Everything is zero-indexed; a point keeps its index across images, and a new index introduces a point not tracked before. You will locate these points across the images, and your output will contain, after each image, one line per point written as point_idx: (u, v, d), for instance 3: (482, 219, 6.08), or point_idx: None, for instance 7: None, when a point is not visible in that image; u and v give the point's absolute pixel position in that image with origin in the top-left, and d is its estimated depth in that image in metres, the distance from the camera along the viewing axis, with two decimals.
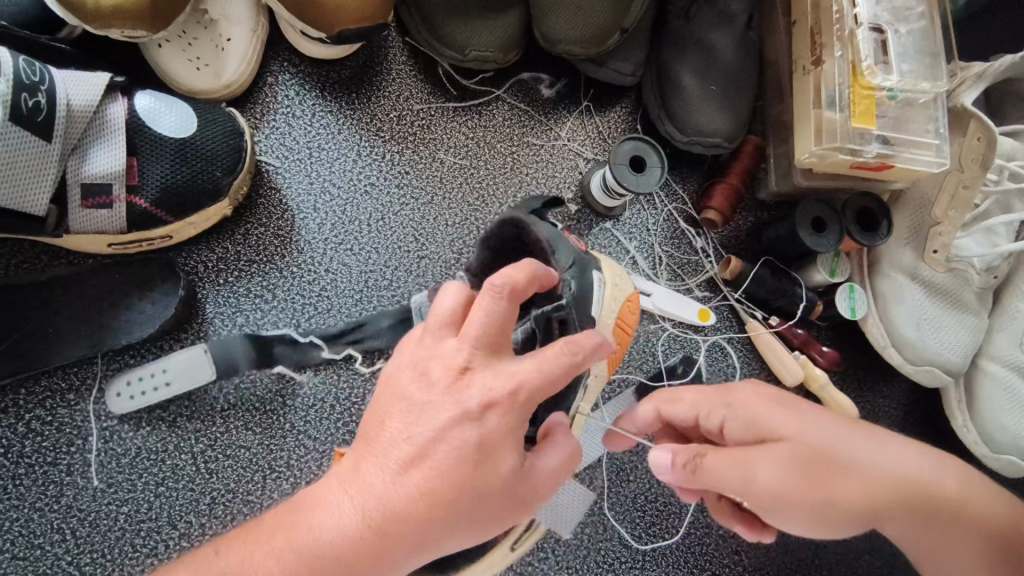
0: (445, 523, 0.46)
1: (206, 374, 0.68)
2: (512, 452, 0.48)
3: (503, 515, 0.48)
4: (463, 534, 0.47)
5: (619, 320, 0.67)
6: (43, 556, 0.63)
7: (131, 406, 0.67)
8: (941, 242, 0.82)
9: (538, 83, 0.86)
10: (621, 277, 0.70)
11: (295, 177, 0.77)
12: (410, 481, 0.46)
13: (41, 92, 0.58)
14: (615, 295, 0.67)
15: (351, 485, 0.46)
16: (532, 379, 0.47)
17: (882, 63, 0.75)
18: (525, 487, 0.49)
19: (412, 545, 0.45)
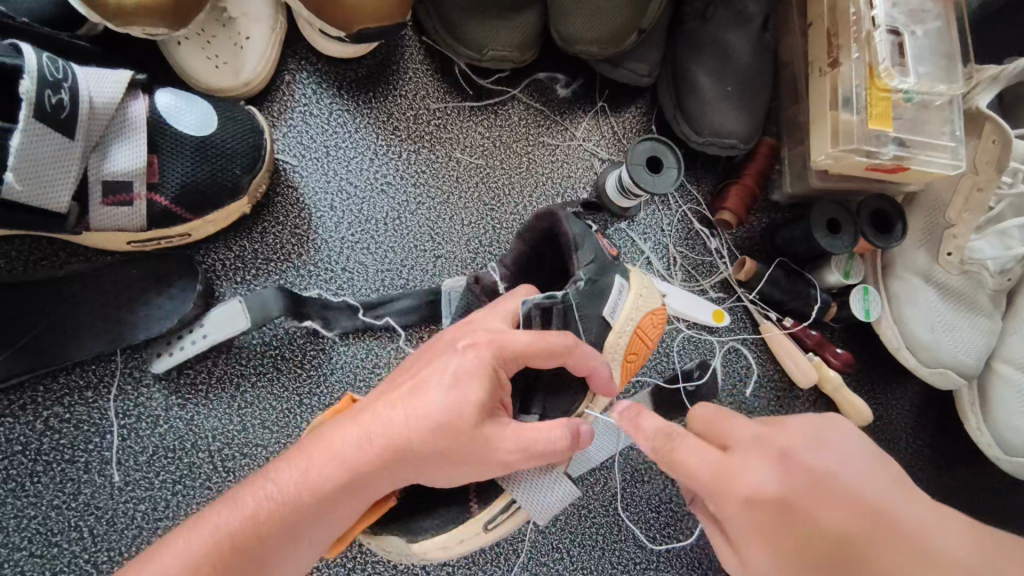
0: (423, 445, 0.49)
1: (241, 323, 0.68)
2: (487, 390, 0.51)
3: (480, 456, 0.49)
4: (441, 469, 0.49)
5: (637, 330, 0.62)
6: (61, 554, 0.63)
7: (173, 363, 0.68)
8: (956, 245, 0.82)
9: (554, 83, 0.86)
10: (648, 288, 0.65)
11: (312, 175, 0.77)
12: (396, 403, 0.51)
13: (63, 88, 0.57)
14: (639, 305, 0.63)
15: (360, 414, 0.51)
16: (515, 354, 0.53)
17: (898, 65, 0.75)
18: (500, 430, 0.50)
19: (393, 463, 0.49)
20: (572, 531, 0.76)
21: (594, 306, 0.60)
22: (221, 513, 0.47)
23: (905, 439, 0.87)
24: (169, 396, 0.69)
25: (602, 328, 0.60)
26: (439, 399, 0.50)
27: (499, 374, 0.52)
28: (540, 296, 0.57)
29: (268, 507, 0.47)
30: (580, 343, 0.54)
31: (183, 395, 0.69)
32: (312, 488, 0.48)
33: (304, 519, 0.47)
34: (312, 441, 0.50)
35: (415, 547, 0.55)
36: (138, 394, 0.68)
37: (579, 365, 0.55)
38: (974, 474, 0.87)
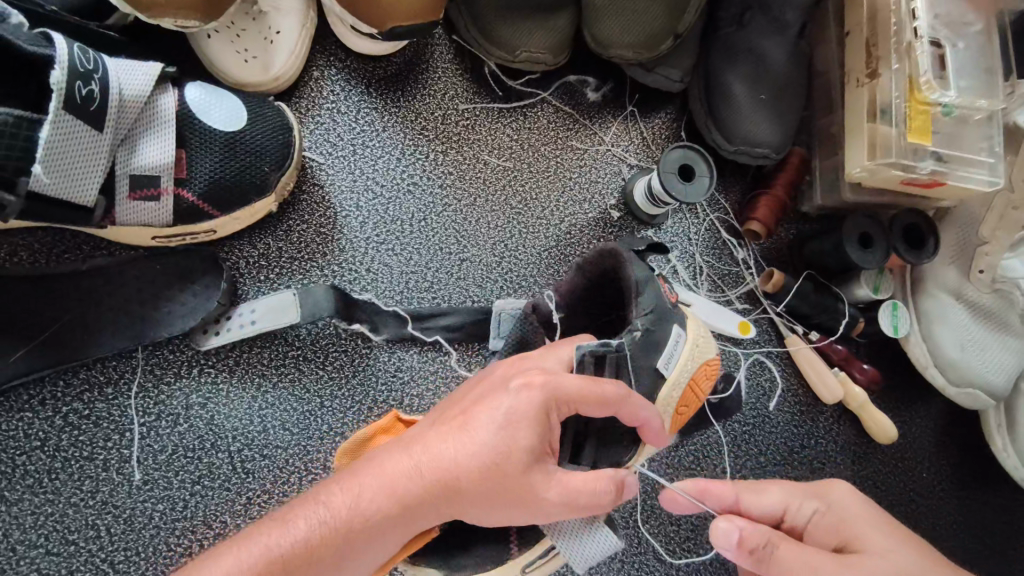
0: (472, 484, 0.48)
1: (291, 316, 0.69)
2: (539, 435, 0.49)
3: (527, 501, 0.48)
4: (486, 511, 0.48)
5: (690, 380, 0.62)
6: (77, 552, 0.62)
7: (216, 344, 0.68)
8: (987, 263, 0.81)
9: (584, 86, 0.85)
10: (703, 337, 0.64)
11: (338, 174, 0.76)
12: (447, 439, 0.49)
13: (94, 80, 0.56)
14: (695, 356, 0.61)
15: (409, 443, 0.50)
16: (569, 398, 0.51)
17: (939, 78, 0.73)
18: (547, 475, 0.49)
19: (441, 501, 0.48)
20: None
21: (649, 356, 0.58)
22: (265, 536, 0.47)
23: (929, 458, 0.86)
24: (190, 395, 0.68)
25: (654, 380, 0.59)
26: (491, 437, 0.49)
27: (551, 417, 0.50)
28: (596, 344, 0.56)
29: (316, 534, 0.46)
30: (630, 394, 0.52)
31: (204, 394, 0.68)
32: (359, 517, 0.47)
33: (347, 549, 0.46)
34: (362, 468, 0.49)
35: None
36: (159, 391, 0.67)
37: (630, 415, 0.53)
38: (997, 495, 0.86)
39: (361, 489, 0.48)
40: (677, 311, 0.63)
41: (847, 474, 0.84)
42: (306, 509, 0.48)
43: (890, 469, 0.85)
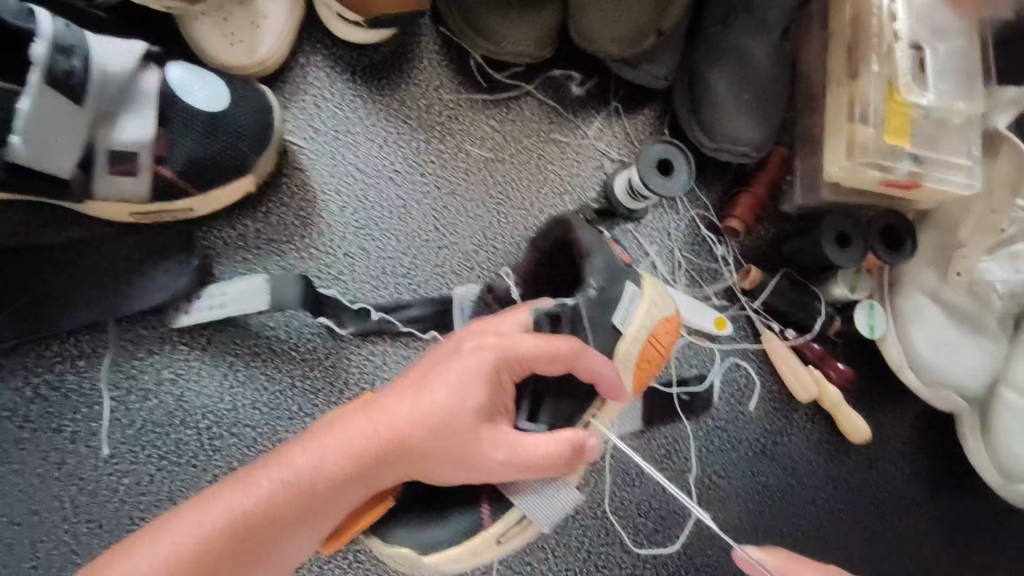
0: (427, 440, 0.51)
1: (260, 301, 0.68)
2: (489, 397, 0.54)
3: (477, 455, 0.52)
4: (439, 472, 0.52)
5: None
6: (41, 522, 0.64)
7: (186, 323, 0.68)
8: (965, 266, 0.80)
9: (569, 81, 0.85)
10: (642, 264, 0.69)
11: (320, 159, 0.76)
12: (405, 400, 0.53)
13: (76, 55, 0.57)
14: (627, 278, 0.67)
15: (371, 418, 0.52)
16: (521, 359, 0.56)
17: (918, 80, 0.74)
18: (495, 435, 0.53)
19: (399, 461, 0.51)
20: (559, 531, 0.75)
21: (604, 314, 0.62)
22: (232, 497, 0.48)
23: (902, 460, 0.86)
24: (161, 371, 0.68)
25: (612, 336, 0.62)
26: (450, 399, 0.53)
27: (500, 378, 0.55)
28: (550, 304, 0.60)
29: (268, 499, 0.49)
30: (586, 350, 0.57)
31: (175, 370, 0.69)
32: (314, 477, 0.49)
33: (297, 515, 0.49)
34: (326, 429, 0.52)
35: (428, 561, 0.56)
36: (131, 366, 0.68)
37: (583, 372, 0.57)
38: (970, 500, 0.86)
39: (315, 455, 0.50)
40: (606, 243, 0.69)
41: (818, 473, 0.84)
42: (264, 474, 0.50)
43: (862, 470, 0.85)
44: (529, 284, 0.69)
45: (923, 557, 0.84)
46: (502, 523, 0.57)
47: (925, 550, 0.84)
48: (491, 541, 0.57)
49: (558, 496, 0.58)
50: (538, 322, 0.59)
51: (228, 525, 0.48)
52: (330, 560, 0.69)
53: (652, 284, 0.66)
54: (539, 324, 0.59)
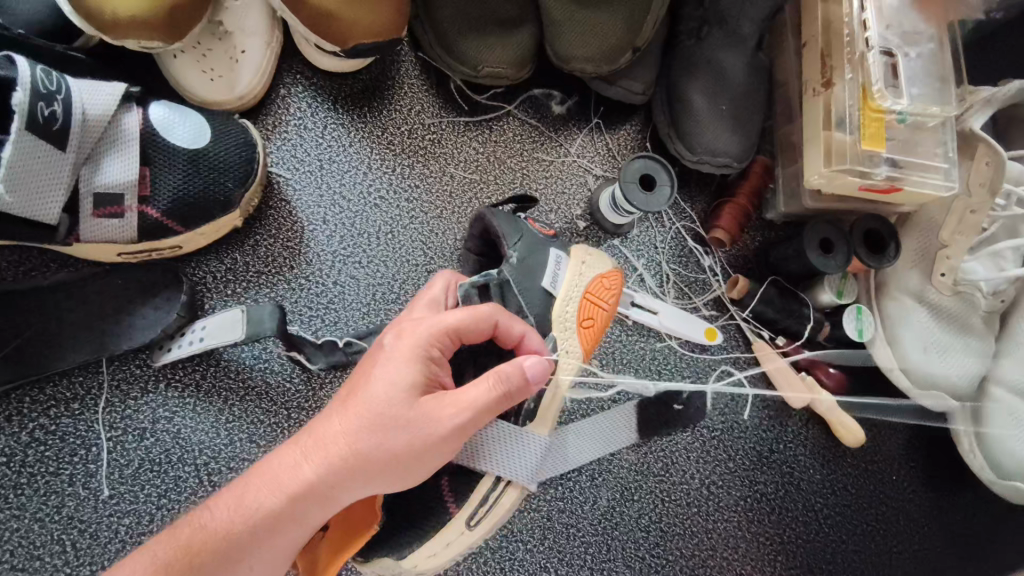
0: (357, 442, 0.52)
1: (236, 332, 0.67)
2: (420, 373, 0.54)
3: (422, 429, 0.51)
4: (381, 471, 0.52)
5: (586, 293, 0.68)
6: (42, 568, 0.63)
7: (169, 360, 0.68)
8: (949, 266, 0.82)
9: (549, 99, 0.86)
10: (591, 257, 0.70)
11: (304, 189, 0.77)
12: (332, 417, 0.54)
13: (56, 100, 0.57)
14: (582, 273, 0.69)
15: (303, 439, 0.54)
16: (442, 328, 0.56)
17: (892, 87, 0.75)
18: (438, 401, 0.52)
19: (338, 470, 0.52)
20: (560, 551, 0.76)
21: (533, 280, 0.66)
22: (158, 544, 0.52)
23: (899, 460, 0.87)
24: (156, 409, 0.69)
25: (546, 299, 0.67)
26: (378, 389, 0.53)
27: (431, 355, 0.55)
28: (477, 277, 0.64)
29: (200, 540, 0.51)
30: (503, 311, 0.58)
31: (170, 408, 0.69)
32: (250, 513, 0.52)
33: (240, 551, 0.51)
34: (255, 469, 0.55)
35: (405, 564, 0.57)
36: (126, 406, 0.68)
37: (506, 330, 0.59)
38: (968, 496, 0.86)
39: (247, 492, 0.53)
40: (556, 241, 0.71)
41: (816, 477, 0.84)
42: (198, 518, 0.53)
43: (859, 472, 0.86)
44: (476, 265, 0.73)
45: (925, 558, 0.84)
46: (469, 506, 0.58)
47: (927, 550, 0.84)
48: (462, 527, 0.58)
49: (529, 451, 0.60)
50: (469, 295, 0.64)
51: (167, 562, 0.51)
52: None
53: (578, 249, 0.70)
54: (469, 299, 0.64)
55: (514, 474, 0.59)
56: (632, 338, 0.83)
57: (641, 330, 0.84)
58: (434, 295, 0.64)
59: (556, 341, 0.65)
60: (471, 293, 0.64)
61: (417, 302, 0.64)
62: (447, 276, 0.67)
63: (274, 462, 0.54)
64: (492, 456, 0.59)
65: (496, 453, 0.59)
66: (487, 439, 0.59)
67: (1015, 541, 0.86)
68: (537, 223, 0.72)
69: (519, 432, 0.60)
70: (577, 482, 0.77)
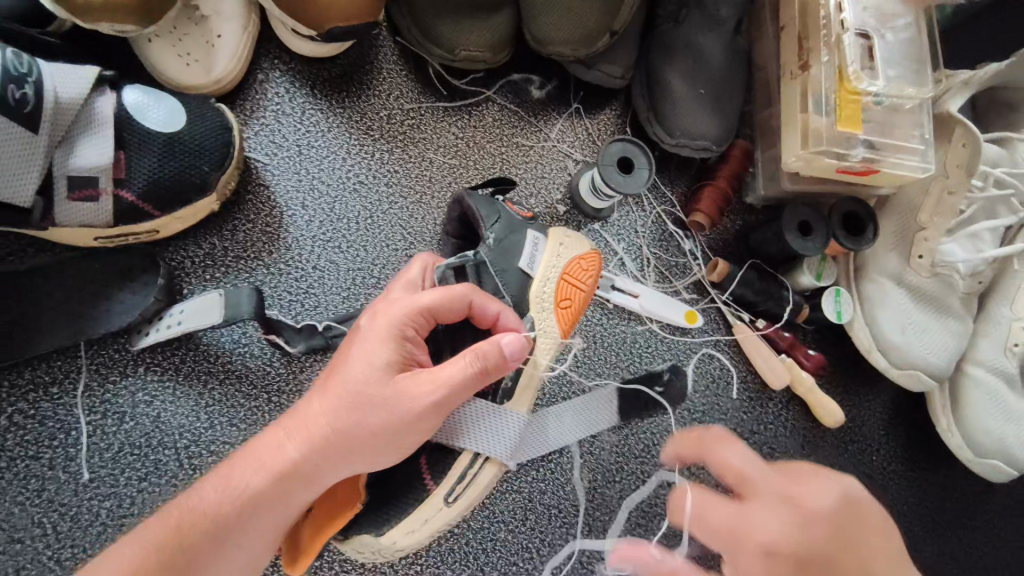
0: (338, 421, 0.52)
1: (213, 317, 0.67)
2: (396, 351, 0.54)
3: (399, 407, 0.52)
4: (362, 449, 0.52)
5: (564, 273, 0.67)
6: (23, 550, 0.63)
7: (146, 344, 0.68)
8: (927, 248, 0.82)
9: (529, 84, 0.86)
10: (567, 236, 0.70)
11: (283, 174, 0.77)
12: (313, 398, 0.55)
13: (28, 83, 0.58)
14: (559, 253, 0.68)
15: (287, 421, 0.55)
16: (416, 307, 0.56)
17: (867, 69, 0.76)
18: (414, 378, 0.52)
19: (320, 449, 0.52)
20: (542, 532, 0.76)
21: (509, 260, 0.66)
22: (145, 527, 0.52)
23: (879, 441, 0.87)
24: (135, 393, 0.69)
25: (522, 281, 0.67)
26: (357, 370, 0.54)
27: (406, 335, 0.55)
28: (452, 259, 0.66)
29: (186, 520, 0.52)
30: (477, 289, 0.58)
31: (150, 392, 0.69)
32: (237, 494, 0.53)
33: (227, 530, 0.52)
34: (241, 452, 0.55)
35: (384, 540, 0.57)
36: (105, 390, 0.68)
37: (481, 309, 0.59)
38: (947, 476, 0.87)
39: (234, 473, 0.54)
40: (534, 223, 0.71)
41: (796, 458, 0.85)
42: (185, 500, 0.53)
43: (839, 453, 0.86)
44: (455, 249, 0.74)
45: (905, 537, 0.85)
46: (448, 484, 0.59)
47: (907, 529, 0.85)
48: (441, 503, 0.58)
49: (506, 429, 0.60)
50: (445, 277, 0.65)
51: (155, 544, 0.51)
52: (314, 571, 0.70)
53: (556, 231, 0.70)
54: (445, 281, 0.65)
55: (493, 451, 0.60)
56: (613, 321, 0.84)
57: (622, 313, 0.84)
58: (411, 277, 0.64)
59: (534, 320, 0.65)
60: (447, 275, 0.65)
61: (396, 284, 0.63)
62: (425, 257, 0.67)
63: (259, 444, 0.55)
64: (470, 434, 0.59)
65: (473, 432, 0.59)
66: (464, 418, 0.59)
67: (993, 519, 0.87)
68: (515, 204, 0.72)
69: (496, 410, 0.60)
70: (558, 464, 0.78)
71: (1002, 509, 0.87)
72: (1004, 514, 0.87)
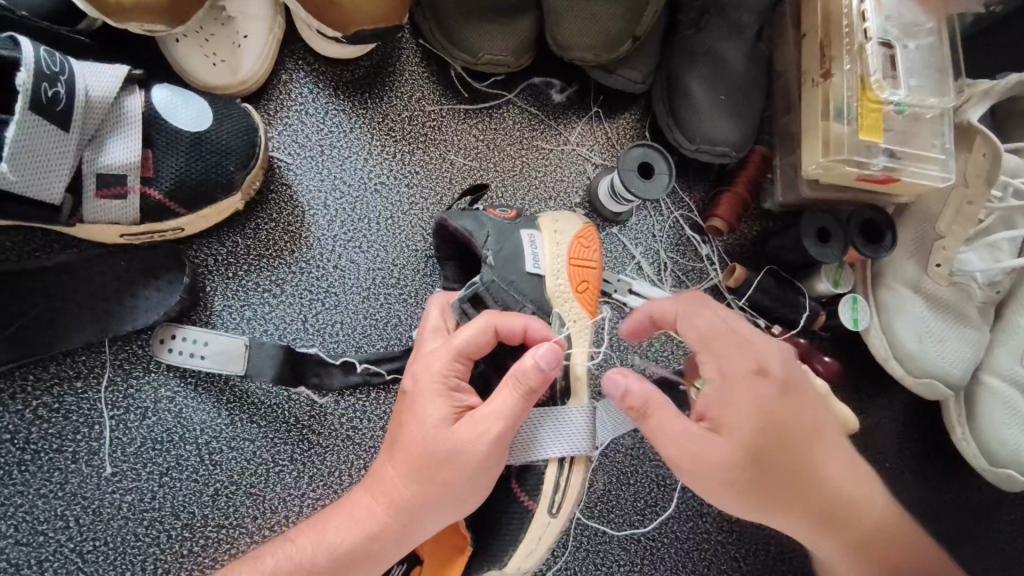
0: (412, 478, 0.53)
1: (236, 365, 0.70)
2: (448, 401, 0.55)
3: (461, 455, 0.52)
4: (442, 499, 0.53)
5: (572, 260, 0.69)
6: (46, 543, 0.64)
7: (167, 359, 0.69)
8: (945, 256, 0.82)
9: (550, 88, 0.87)
10: (560, 223, 0.71)
11: (305, 174, 0.77)
12: (384, 461, 0.55)
13: (60, 81, 0.58)
14: (558, 241, 0.69)
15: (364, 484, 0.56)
16: (451, 350, 0.57)
17: (890, 78, 0.76)
18: (468, 422, 0.53)
19: (402, 507, 0.53)
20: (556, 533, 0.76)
21: (517, 269, 0.67)
22: None
23: (893, 449, 0.87)
24: (158, 389, 0.69)
25: (535, 283, 0.67)
26: (416, 427, 0.54)
27: (449, 381, 0.56)
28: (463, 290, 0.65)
29: None
30: (500, 314, 0.59)
31: (173, 388, 0.70)
32: (331, 560, 0.53)
33: None
34: (325, 514, 0.56)
35: (508, 570, 0.58)
36: (129, 385, 0.69)
37: (509, 330, 0.59)
38: (961, 485, 0.87)
39: (321, 538, 0.54)
40: (523, 220, 0.71)
41: None
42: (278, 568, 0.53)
43: None
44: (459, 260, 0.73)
45: None
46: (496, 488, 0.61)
47: None
48: (544, 518, 0.59)
49: (572, 425, 0.61)
50: (465, 310, 0.65)
51: None
52: None
53: (546, 220, 0.71)
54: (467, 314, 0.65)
55: (571, 449, 0.60)
56: None
57: None
58: (434, 324, 0.64)
59: (561, 316, 0.67)
60: (466, 307, 0.65)
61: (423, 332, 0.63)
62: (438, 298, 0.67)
63: (339, 508, 0.56)
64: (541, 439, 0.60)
65: (543, 437, 0.60)
66: (533, 423, 0.60)
67: (1006, 530, 0.87)
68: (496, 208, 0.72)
69: (556, 411, 0.61)
70: None
71: (1016, 519, 0.87)
72: (1018, 524, 0.87)
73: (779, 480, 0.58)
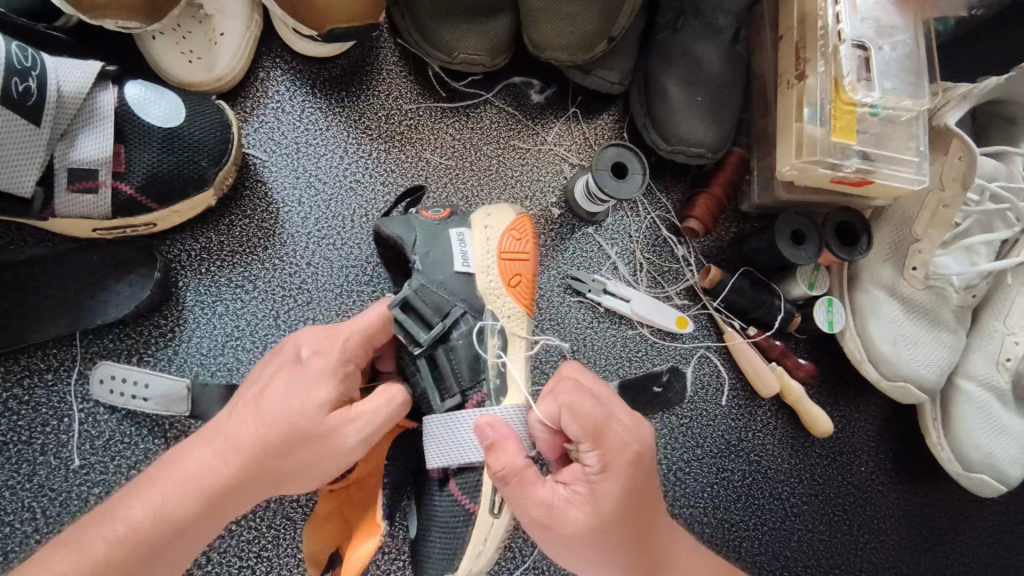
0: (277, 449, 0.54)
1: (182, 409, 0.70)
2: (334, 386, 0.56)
3: (333, 444, 0.55)
4: (296, 476, 0.55)
5: (500, 253, 0.69)
6: (12, 533, 0.64)
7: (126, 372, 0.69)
8: (921, 260, 0.82)
9: (528, 88, 0.87)
10: (489, 221, 0.70)
11: (281, 171, 0.78)
12: (247, 420, 0.55)
13: (31, 76, 0.59)
14: (489, 237, 0.69)
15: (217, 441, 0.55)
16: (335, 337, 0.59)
17: (864, 80, 0.76)
18: (346, 415, 0.55)
19: (256, 472, 0.53)
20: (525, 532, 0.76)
21: (444, 267, 0.67)
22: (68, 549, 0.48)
23: (868, 452, 0.87)
24: None
25: (465, 280, 0.68)
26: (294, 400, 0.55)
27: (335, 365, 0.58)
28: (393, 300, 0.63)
29: (119, 544, 0.49)
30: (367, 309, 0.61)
31: None
32: (170, 515, 0.51)
33: (158, 552, 0.50)
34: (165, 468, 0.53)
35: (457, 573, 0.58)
36: None
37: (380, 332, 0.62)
38: (936, 489, 0.87)
39: (160, 490, 0.52)
40: (454, 220, 0.71)
41: (783, 466, 0.85)
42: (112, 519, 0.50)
43: (827, 463, 0.86)
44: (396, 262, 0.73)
45: (890, 549, 0.85)
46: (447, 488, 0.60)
47: (892, 541, 0.85)
48: (488, 518, 0.58)
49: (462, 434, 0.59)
50: (405, 322, 0.62)
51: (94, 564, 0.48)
52: (297, 564, 0.70)
53: (476, 219, 0.71)
54: (404, 324, 0.62)
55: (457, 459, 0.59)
56: (604, 324, 0.84)
57: (612, 317, 0.84)
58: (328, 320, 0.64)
59: (494, 312, 0.67)
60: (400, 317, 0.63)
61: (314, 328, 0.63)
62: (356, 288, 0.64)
63: (190, 462, 0.53)
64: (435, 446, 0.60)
65: (437, 445, 0.60)
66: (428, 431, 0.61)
67: (980, 535, 0.87)
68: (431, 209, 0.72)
69: (447, 418, 0.60)
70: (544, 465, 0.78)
71: (990, 524, 0.87)
72: (992, 529, 0.87)
73: (635, 558, 0.55)
